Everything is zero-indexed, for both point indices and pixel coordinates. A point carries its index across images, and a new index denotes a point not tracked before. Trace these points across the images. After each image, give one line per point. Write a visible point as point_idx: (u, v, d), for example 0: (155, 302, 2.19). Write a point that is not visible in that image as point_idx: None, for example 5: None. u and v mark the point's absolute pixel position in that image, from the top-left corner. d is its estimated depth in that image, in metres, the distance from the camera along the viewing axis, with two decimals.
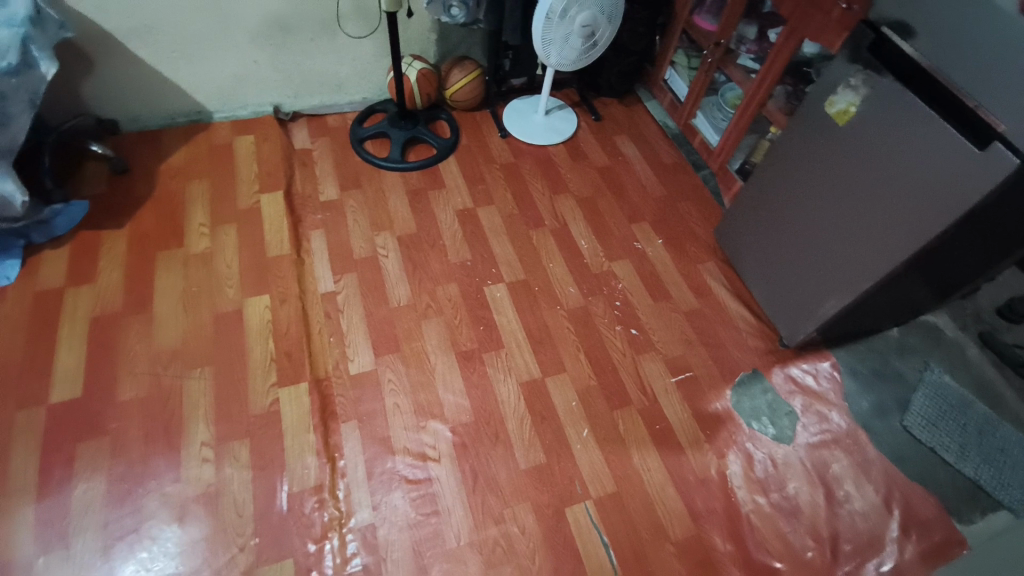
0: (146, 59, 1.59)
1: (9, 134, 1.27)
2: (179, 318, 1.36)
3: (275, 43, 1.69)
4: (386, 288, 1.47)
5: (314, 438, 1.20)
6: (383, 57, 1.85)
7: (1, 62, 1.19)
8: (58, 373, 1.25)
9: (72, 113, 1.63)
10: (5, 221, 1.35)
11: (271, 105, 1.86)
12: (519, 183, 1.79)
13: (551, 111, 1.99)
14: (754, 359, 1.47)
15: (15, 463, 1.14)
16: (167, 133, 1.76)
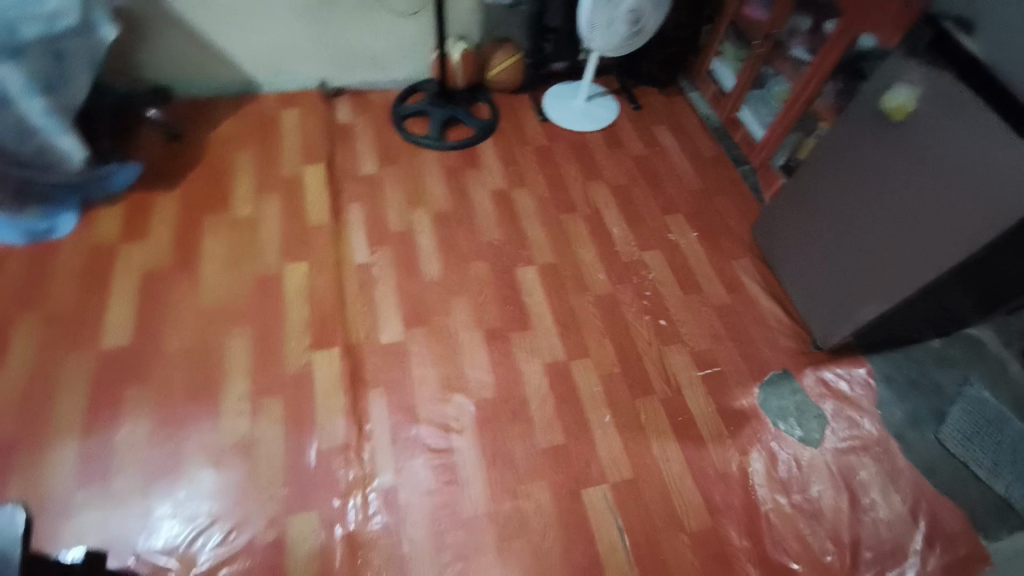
0: (201, 30, 1.65)
1: (70, 93, 1.33)
2: (222, 278, 1.42)
3: (323, 19, 1.72)
4: (419, 263, 1.50)
5: (342, 401, 1.25)
6: (427, 37, 1.86)
7: (66, 22, 1.25)
8: (109, 321, 1.32)
9: (131, 77, 1.71)
10: (65, 177, 1.43)
11: (316, 80, 1.89)
12: (556, 168, 1.79)
13: (591, 98, 1.98)
14: (784, 359, 1.44)
15: (68, 401, 1.22)
16: (217, 102, 1.82)
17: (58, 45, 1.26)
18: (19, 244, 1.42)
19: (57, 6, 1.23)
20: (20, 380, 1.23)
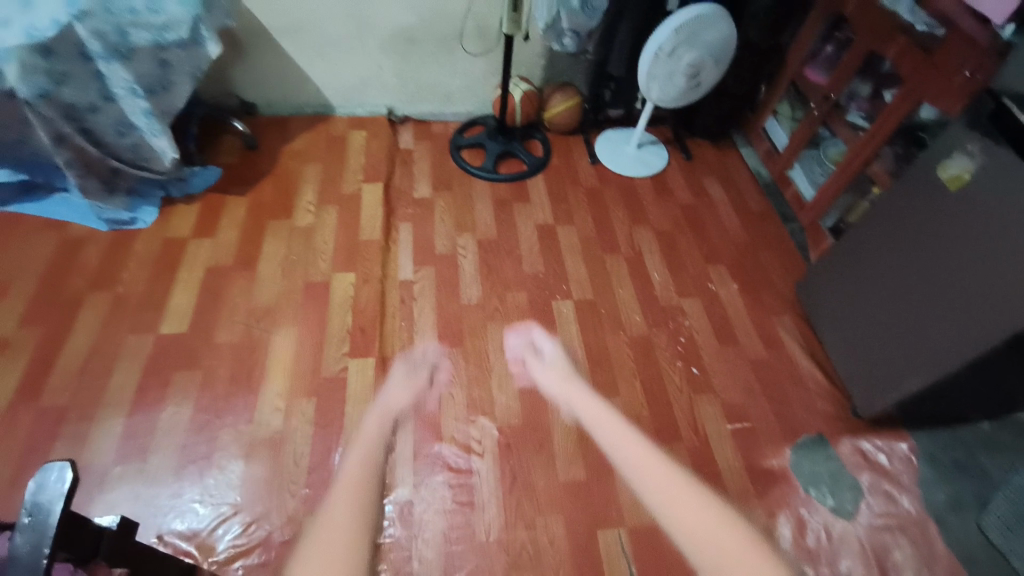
0: (289, 55, 1.81)
1: (170, 98, 1.48)
2: (276, 280, 1.50)
3: (399, 52, 1.86)
4: (459, 286, 1.55)
5: (372, 410, 1.28)
6: (492, 76, 1.98)
7: (174, 36, 1.36)
8: (170, 309, 1.42)
9: (223, 92, 1.88)
10: (152, 173, 1.57)
11: (385, 107, 2.03)
12: (601, 208, 1.83)
13: (643, 145, 2.03)
14: (820, 423, 1.39)
15: (122, 378, 1.30)
16: (294, 120, 1.97)
17: (163, 55, 1.40)
18: (102, 229, 1.56)
19: (167, 21, 1.35)
20: (84, 353, 1.33)
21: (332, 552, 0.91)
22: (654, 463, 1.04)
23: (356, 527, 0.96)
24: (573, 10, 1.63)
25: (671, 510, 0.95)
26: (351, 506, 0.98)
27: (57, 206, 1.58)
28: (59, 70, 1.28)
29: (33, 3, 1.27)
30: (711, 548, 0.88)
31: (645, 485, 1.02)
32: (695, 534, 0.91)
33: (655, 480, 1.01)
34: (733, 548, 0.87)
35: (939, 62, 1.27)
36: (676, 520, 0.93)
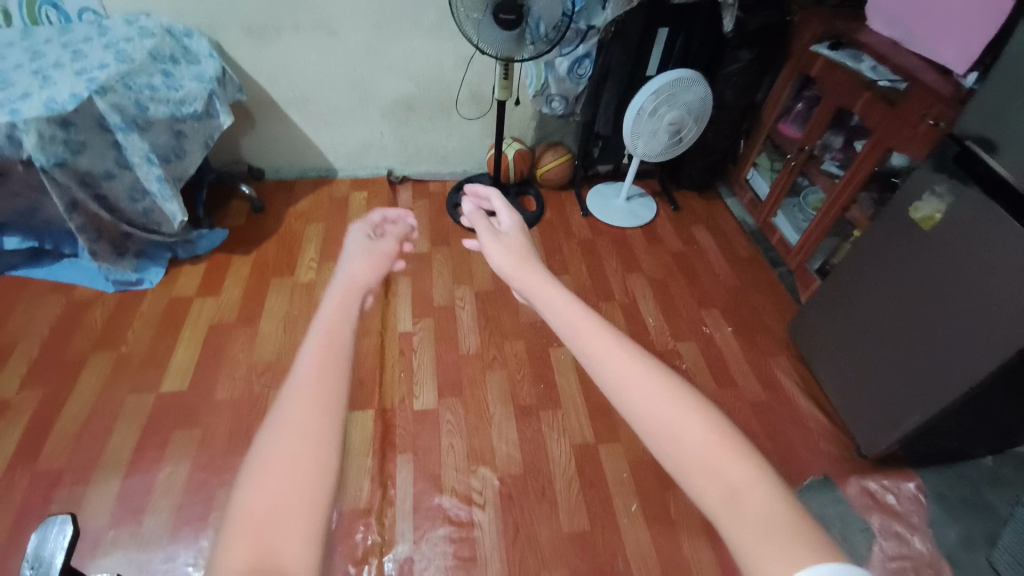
0: (296, 123, 1.93)
1: (183, 166, 1.57)
2: (277, 335, 1.53)
3: (399, 119, 1.99)
4: (458, 336, 1.57)
5: (371, 463, 1.27)
6: (487, 138, 2.10)
7: (190, 108, 1.50)
8: (172, 367, 1.44)
9: (232, 159, 1.98)
10: (162, 236, 1.64)
11: (385, 168, 2.13)
12: (594, 258, 1.89)
13: (632, 198, 2.12)
14: (825, 464, 1.38)
15: (119, 439, 1.29)
16: (299, 183, 2.07)
17: (180, 126, 1.51)
18: (109, 290, 1.61)
19: (185, 95, 1.49)
20: (83, 415, 1.33)
21: (295, 453, 0.50)
22: (560, 291, 0.65)
23: (332, 399, 0.55)
24: (560, 77, 1.80)
25: (604, 368, 0.53)
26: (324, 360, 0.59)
27: (64, 269, 1.63)
28: (77, 140, 1.32)
29: (53, 80, 1.32)
30: (663, 434, 0.47)
31: (564, 305, 0.62)
32: (655, 416, 0.48)
33: (595, 349, 0.55)
34: (683, 427, 0.46)
35: (903, 114, 1.37)
36: (621, 395, 0.51)
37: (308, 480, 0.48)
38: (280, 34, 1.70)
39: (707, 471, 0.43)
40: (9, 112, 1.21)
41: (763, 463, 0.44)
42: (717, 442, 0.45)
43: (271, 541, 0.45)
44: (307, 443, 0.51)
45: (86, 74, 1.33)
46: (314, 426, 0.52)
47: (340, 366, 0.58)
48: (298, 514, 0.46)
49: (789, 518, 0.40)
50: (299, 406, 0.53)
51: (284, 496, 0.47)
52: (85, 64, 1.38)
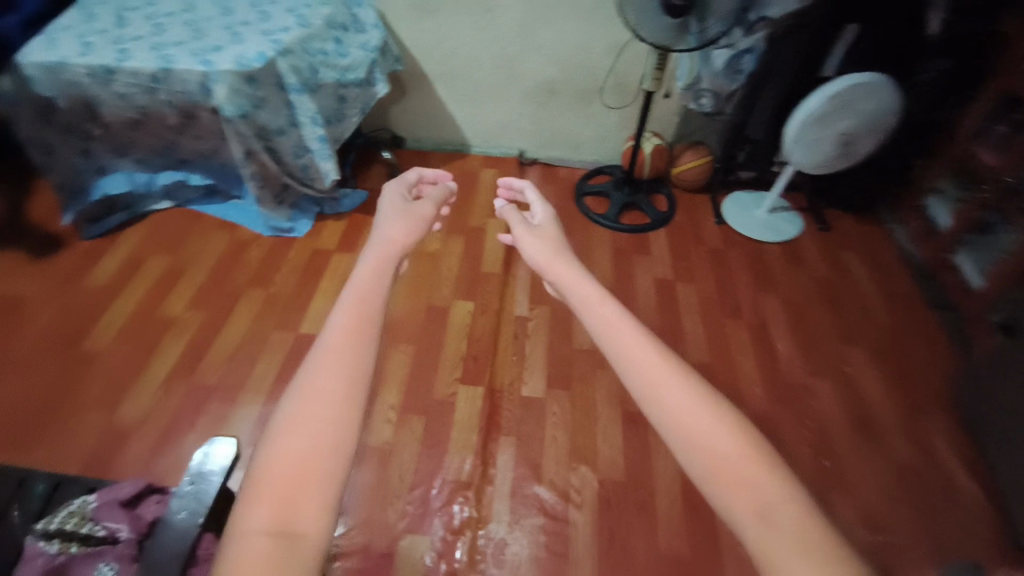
0: (441, 97, 1.99)
1: (341, 129, 1.68)
2: (403, 299, 1.61)
3: (539, 101, 1.97)
4: (572, 329, 1.55)
5: (475, 438, 1.30)
6: (625, 129, 2.03)
7: (354, 76, 1.61)
8: (310, 313, 1.57)
9: (379, 126, 2.09)
10: (314, 192, 1.77)
11: (516, 149, 2.14)
12: (725, 270, 1.76)
13: (776, 210, 1.93)
14: (978, 551, 1.20)
15: (262, 369, 1.44)
16: (435, 154, 2.14)
17: (343, 92, 1.62)
18: (265, 234, 1.78)
19: (351, 63, 1.60)
20: (233, 343, 1.50)
21: (321, 422, 0.53)
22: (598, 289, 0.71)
23: (357, 375, 0.57)
24: (715, 72, 1.66)
25: (637, 371, 0.58)
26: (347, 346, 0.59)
27: (231, 210, 1.82)
28: (259, 97, 1.45)
29: (242, 37, 1.45)
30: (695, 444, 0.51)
31: (596, 304, 0.67)
32: (686, 423, 0.52)
33: (631, 353, 0.59)
34: (712, 439, 0.51)
35: None
36: (651, 396, 0.56)
37: (327, 450, 0.52)
38: (440, 7, 1.74)
39: (723, 476, 0.49)
40: (204, 63, 1.36)
41: (779, 470, 0.49)
42: (742, 453, 0.50)
43: (296, 499, 0.49)
44: (329, 411, 0.54)
45: (270, 35, 1.45)
46: (339, 397, 0.55)
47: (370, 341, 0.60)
48: (317, 476, 0.51)
49: (803, 520, 0.45)
50: (319, 380, 0.56)
51: (304, 462, 0.51)
52: (269, 25, 1.50)
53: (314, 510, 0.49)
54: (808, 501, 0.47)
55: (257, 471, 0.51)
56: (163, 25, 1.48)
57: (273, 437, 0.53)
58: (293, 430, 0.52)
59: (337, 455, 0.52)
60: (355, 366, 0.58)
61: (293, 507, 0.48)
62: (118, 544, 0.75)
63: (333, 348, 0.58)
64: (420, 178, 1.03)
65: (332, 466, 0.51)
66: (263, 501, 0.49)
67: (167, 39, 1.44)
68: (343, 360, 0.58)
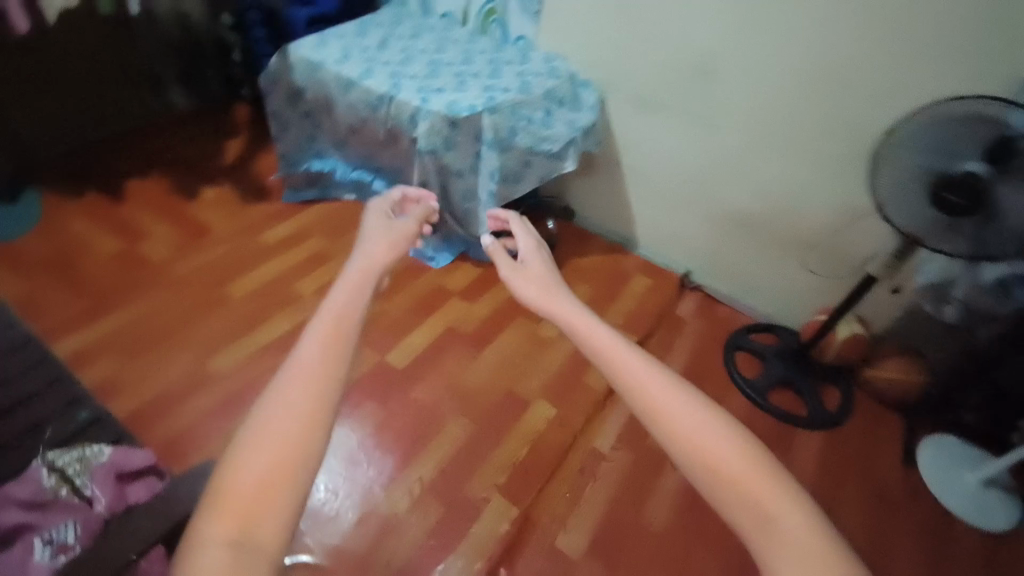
0: (627, 190, 1.88)
1: (514, 190, 1.65)
2: (490, 371, 1.51)
3: (731, 231, 1.74)
4: (647, 497, 1.30)
5: (481, 565, 1.14)
6: (821, 297, 1.68)
7: (547, 148, 1.58)
8: (403, 343, 1.55)
9: (555, 192, 2.06)
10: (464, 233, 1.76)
11: (684, 269, 1.92)
12: (880, 531, 1.33)
13: (995, 483, 1.41)
14: None
15: None
16: (596, 239, 2.03)
17: (530, 159, 1.60)
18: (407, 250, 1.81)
19: (551, 135, 1.58)
20: None
21: (287, 425, 0.47)
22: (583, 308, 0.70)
23: (335, 372, 0.52)
24: (980, 285, 1.31)
25: (634, 385, 0.56)
26: (325, 351, 0.53)
27: None
28: (453, 139, 1.52)
29: (466, 86, 1.54)
30: (693, 453, 0.51)
31: (584, 323, 0.65)
32: (684, 431, 0.52)
33: (628, 361, 0.58)
34: (709, 441, 0.51)
35: None
36: (652, 411, 0.55)
37: (299, 443, 0.47)
38: (662, 109, 1.66)
39: (726, 478, 0.49)
40: (422, 100, 1.46)
41: (780, 473, 0.50)
42: (736, 454, 0.50)
43: (253, 518, 0.43)
44: (300, 416, 0.48)
45: (490, 92, 1.52)
46: (311, 402, 0.49)
47: (354, 331, 0.56)
48: (289, 479, 0.45)
49: (802, 522, 0.47)
50: (295, 373, 0.51)
51: (265, 476, 0.45)
52: (493, 83, 1.57)
53: (278, 520, 0.44)
54: (803, 497, 0.48)
55: (221, 478, 0.45)
56: (410, 57, 1.65)
57: (237, 440, 0.47)
58: (261, 425, 0.47)
59: (310, 453, 0.47)
60: (332, 362, 0.52)
61: (256, 521, 0.43)
62: (87, 514, 0.76)
63: (311, 341, 0.53)
64: (405, 198, 1.13)
65: (303, 464, 0.46)
66: (228, 501, 0.43)
67: (406, 70, 1.58)
68: (316, 357, 0.52)
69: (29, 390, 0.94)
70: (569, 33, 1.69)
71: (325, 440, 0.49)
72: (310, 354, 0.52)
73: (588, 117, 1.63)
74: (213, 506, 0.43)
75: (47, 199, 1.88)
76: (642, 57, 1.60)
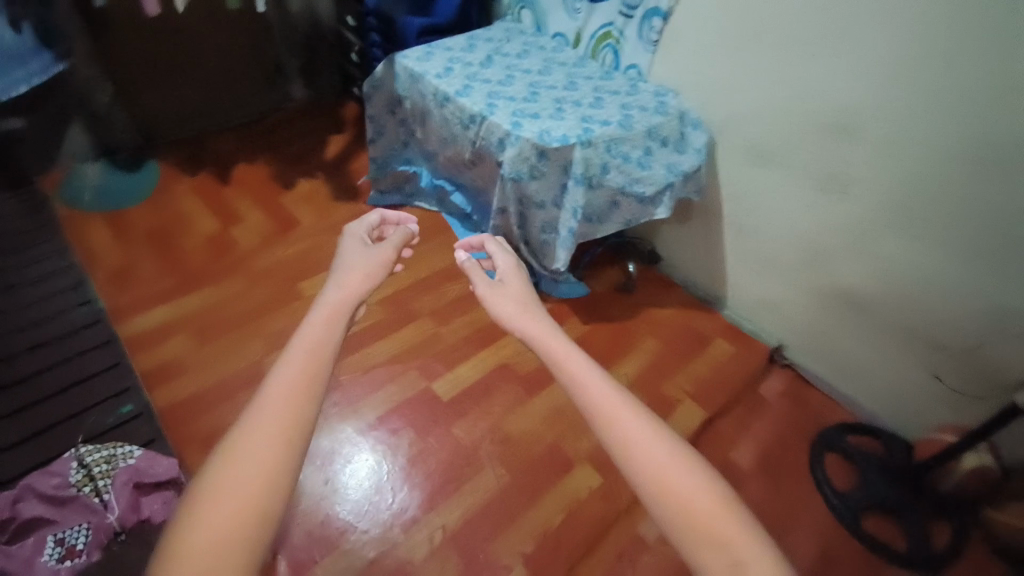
0: (725, 244, 1.70)
1: (597, 229, 1.54)
2: (538, 419, 1.40)
3: (840, 312, 1.50)
4: None
5: None
6: (944, 408, 1.41)
7: (640, 189, 1.46)
8: (454, 373, 1.49)
9: (642, 233, 1.92)
10: (538, 264, 1.68)
11: (776, 340, 1.71)
12: None
13: None
14: None
15: (381, 397, 1.42)
16: (679, 291, 1.86)
17: (619, 198, 1.48)
18: None
19: (646, 177, 1.46)
20: (380, 356, 1.51)
21: (263, 461, 0.56)
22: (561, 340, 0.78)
23: (299, 431, 0.60)
24: None
25: (600, 419, 0.64)
26: (292, 389, 0.64)
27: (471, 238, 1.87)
28: (540, 169, 1.42)
29: (563, 115, 1.47)
30: (650, 478, 0.58)
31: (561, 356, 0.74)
32: (640, 460, 0.59)
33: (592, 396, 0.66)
34: (660, 462, 0.59)
35: None
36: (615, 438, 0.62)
37: (261, 491, 0.55)
38: (782, 164, 1.45)
39: (658, 474, 0.58)
40: (514, 124, 1.40)
41: (703, 470, 0.59)
42: (681, 473, 0.58)
43: (229, 543, 0.51)
44: (276, 451, 0.57)
45: (587, 123, 1.43)
46: (283, 432, 0.59)
47: (316, 390, 0.65)
48: (266, 503, 0.54)
49: (722, 511, 0.55)
50: (264, 427, 0.59)
51: (239, 504, 0.53)
52: (593, 113, 1.49)
53: (238, 563, 0.51)
54: (737, 509, 0.56)
55: (189, 529, 0.51)
56: (513, 76, 1.61)
57: (201, 494, 0.53)
58: (228, 476, 0.55)
59: (272, 500, 0.55)
60: (296, 421, 0.61)
61: (225, 567, 0.50)
62: None
63: (277, 401, 0.62)
64: (383, 221, 1.25)
65: (265, 513, 0.54)
66: (193, 549, 0.50)
67: (504, 91, 1.54)
68: (281, 415, 0.60)
69: (111, 391, 1.34)
70: (684, 68, 1.55)
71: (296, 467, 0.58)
72: (277, 410, 0.61)
73: (692, 162, 1.48)
74: (182, 559, 0.49)
75: (162, 173, 2.03)
76: (766, 99, 1.39)
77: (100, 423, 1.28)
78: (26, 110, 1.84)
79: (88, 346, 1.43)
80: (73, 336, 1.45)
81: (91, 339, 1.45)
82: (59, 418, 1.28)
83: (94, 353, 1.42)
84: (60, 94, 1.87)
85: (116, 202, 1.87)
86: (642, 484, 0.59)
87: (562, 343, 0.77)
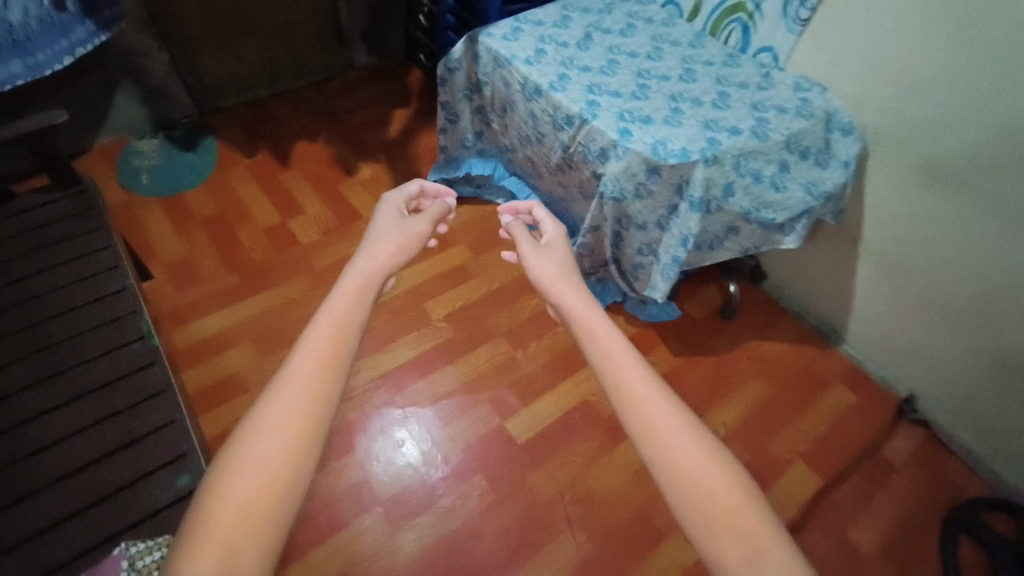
0: (859, 276, 1.46)
1: (706, 257, 1.32)
2: (627, 474, 1.26)
3: (1000, 369, 1.26)
4: None
5: None
6: None
7: (768, 215, 1.20)
8: (532, 408, 1.35)
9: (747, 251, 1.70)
10: (627, 285, 1.49)
11: (906, 390, 1.49)
12: None
13: None
14: None
15: (454, 432, 1.29)
16: (785, 321, 1.65)
17: (738, 224, 1.23)
18: None
19: (780, 200, 1.20)
20: (451, 384, 1.38)
21: (272, 454, 0.49)
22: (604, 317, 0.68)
23: (332, 386, 0.55)
24: None
25: (637, 415, 0.56)
26: (311, 369, 0.54)
27: None
28: (647, 188, 1.20)
29: (680, 116, 1.23)
30: (688, 487, 0.51)
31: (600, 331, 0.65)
32: (679, 469, 0.52)
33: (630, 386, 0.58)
34: (695, 468, 0.52)
35: None
36: (650, 437, 0.55)
37: (295, 448, 0.50)
38: (955, 189, 1.18)
39: (678, 468, 0.52)
40: (622, 131, 1.18)
41: (729, 464, 0.53)
42: (720, 480, 0.51)
43: (234, 547, 0.44)
44: (286, 442, 0.49)
45: (711, 129, 1.19)
46: (296, 419, 0.51)
47: (348, 343, 0.59)
48: (275, 501, 0.47)
49: (747, 512, 0.50)
50: (297, 381, 0.54)
51: (245, 500, 0.46)
52: (718, 115, 1.24)
53: (269, 528, 0.46)
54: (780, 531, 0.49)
55: (215, 486, 0.47)
56: (615, 62, 1.37)
57: (228, 453, 0.49)
58: (258, 430, 0.50)
59: (305, 458, 0.50)
60: (329, 374, 0.55)
61: (255, 532, 0.45)
62: None
63: (308, 355, 0.55)
64: (421, 191, 1.05)
65: (297, 472, 0.49)
66: (223, 510, 0.46)
67: (608, 83, 1.31)
68: (312, 369, 0.54)
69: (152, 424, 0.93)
70: (845, 54, 1.26)
71: (307, 461, 0.50)
72: (309, 363, 0.55)
73: (837, 182, 1.23)
74: (208, 521, 0.45)
75: (222, 152, 1.91)
76: (940, 113, 1.14)
77: (145, 493, 0.86)
78: (69, 76, 1.66)
79: (118, 372, 0.99)
80: (90, 362, 1.00)
81: (127, 360, 1.01)
82: (97, 458, 0.89)
83: (130, 379, 0.99)
84: (109, 60, 1.70)
85: (174, 185, 1.77)
86: (662, 476, 0.53)
87: (593, 313, 0.68)
